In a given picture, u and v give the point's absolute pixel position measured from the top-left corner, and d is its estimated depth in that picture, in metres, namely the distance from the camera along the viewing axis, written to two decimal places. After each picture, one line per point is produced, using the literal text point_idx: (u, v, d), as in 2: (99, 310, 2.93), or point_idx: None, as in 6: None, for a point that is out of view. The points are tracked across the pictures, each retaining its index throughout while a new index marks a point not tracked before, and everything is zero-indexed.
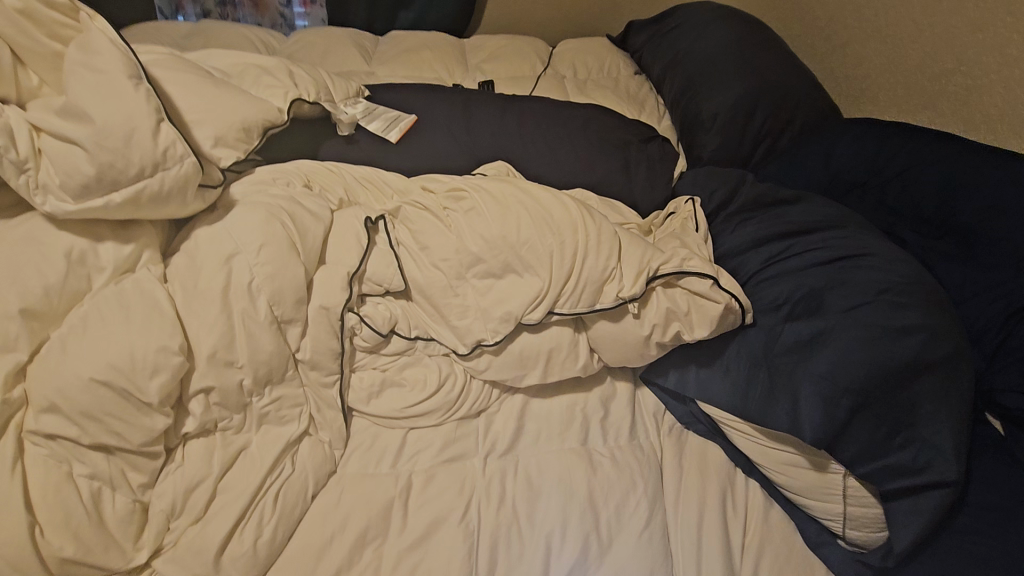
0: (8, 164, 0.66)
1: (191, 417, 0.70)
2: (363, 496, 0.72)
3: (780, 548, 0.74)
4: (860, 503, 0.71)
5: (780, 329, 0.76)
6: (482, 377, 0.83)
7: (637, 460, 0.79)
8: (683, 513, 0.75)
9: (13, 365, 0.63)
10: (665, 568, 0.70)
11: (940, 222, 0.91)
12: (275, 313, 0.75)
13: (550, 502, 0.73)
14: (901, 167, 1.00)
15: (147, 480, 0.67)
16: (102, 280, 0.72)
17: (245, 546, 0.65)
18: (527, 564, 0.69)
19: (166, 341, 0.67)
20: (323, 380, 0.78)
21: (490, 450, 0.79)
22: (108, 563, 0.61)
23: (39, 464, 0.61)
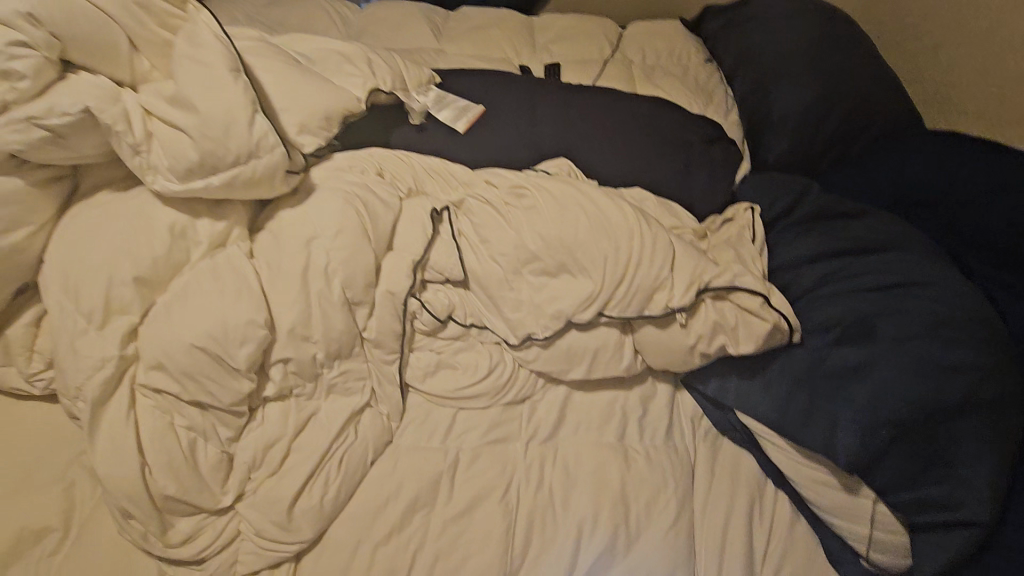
0: (126, 146, 0.74)
1: (271, 382, 0.79)
2: (415, 467, 0.79)
3: (801, 560, 0.78)
4: (887, 529, 0.73)
5: (827, 351, 0.79)
6: (530, 367, 0.88)
7: (670, 460, 0.83)
8: (710, 517, 0.79)
9: (127, 325, 0.73)
10: (687, 564, 0.75)
11: (1012, 255, 0.89)
12: (347, 295, 0.82)
13: (584, 492, 0.79)
14: (976, 191, 0.96)
15: (232, 434, 0.76)
16: (198, 253, 0.80)
17: (313, 500, 0.73)
18: (559, 544, 0.76)
19: (253, 315, 0.75)
20: (385, 358, 0.85)
21: (532, 435, 0.85)
22: (201, 502, 0.71)
23: (148, 413, 0.71)
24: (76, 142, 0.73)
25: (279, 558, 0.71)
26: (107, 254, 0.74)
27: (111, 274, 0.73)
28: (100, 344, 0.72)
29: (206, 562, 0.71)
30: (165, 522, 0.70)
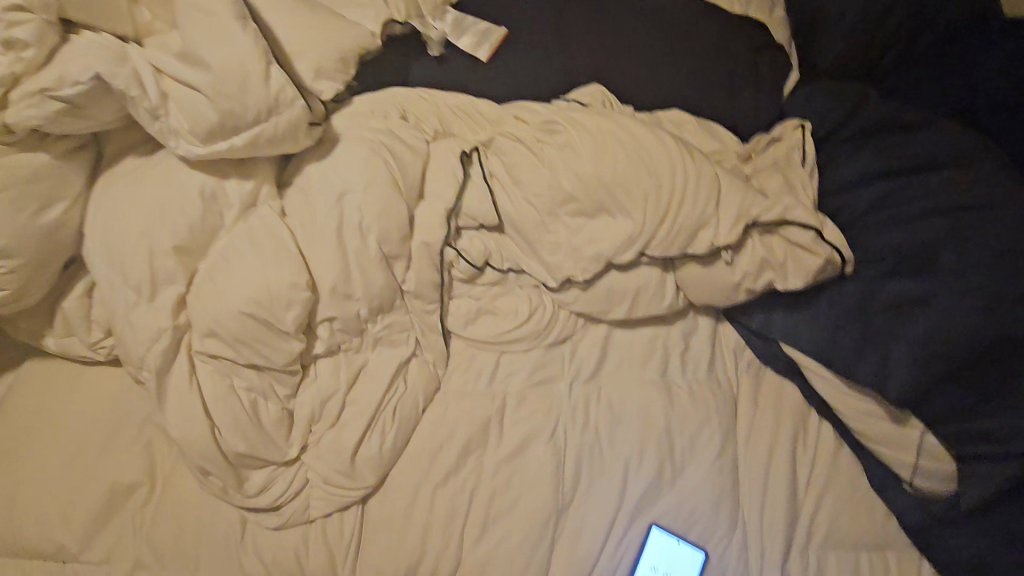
0: (144, 112, 0.71)
1: (319, 340, 0.81)
2: (464, 411, 0.82)
3: (843, 488, 0.79)
4: (934, 457, 0.74)
5: (881, 284, 0.77)
6: (570, 308, 0.87)
7: (714, 394, 0.84)
8: (754, 447, 0.81)
9: (176, 295, 0.75)
10: (732, 493, 0.78)
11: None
12: (383, 250, 0.81)
13: (630, 428, 0.81)
14: None
15: (289, 392, 0.79)
16: (231, 215, 0.78)
17: (373, 449, 0.77)
18: (608, 477, 0.78)
19: (295, 277, 0.76)
20: (426, 308, 0.85)
21: (576, 375, 0.86)
22: (270, 456, 0.75)
23: (209, 377, 0.74)
24: (93, 110, 0.71)
25: (348, 502, 0.76)
26: (145, 225, 0.74)
27: (152, 245, 0.74)
28: (154, 315, 0.74)
29: (282, 509, 0.76)
30: (240, 475, 0.75)
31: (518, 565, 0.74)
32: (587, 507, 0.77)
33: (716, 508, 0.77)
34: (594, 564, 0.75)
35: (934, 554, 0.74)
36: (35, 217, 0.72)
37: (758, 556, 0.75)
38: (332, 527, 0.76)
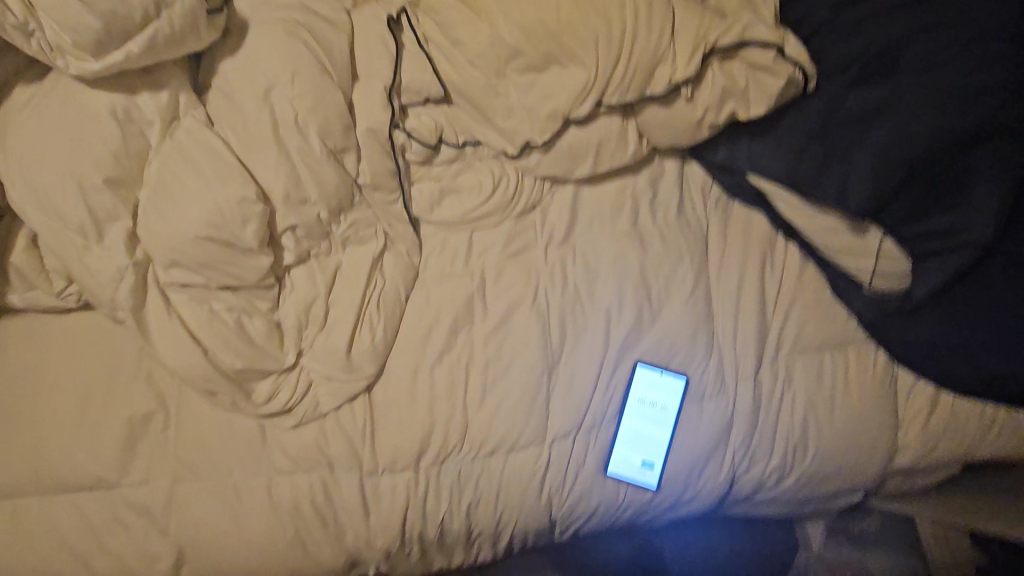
0: (13, 31, 0.62)
1: (287, 251, 0.79)
2: (447, 293, 0.84)
3: (809, 300, 0.84)
4: (892, 259, 0.78)
5: (844, 96, 0.74)
6: (534, 174, 0.86)
7: (684, 235, 0.86)
8: (726, 277, 0.84)
9: (125, 231, 0.71)
10: (707, 324, 0.83)
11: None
12: (328, 145, 0.77)
13: (608, 281, 0.84)
14: None
15: (271, 304, 0.79)
16: (155, 135, 0.72)
17: (366, 342, 0.80)
18: (592, 330, 0.83)
19: (243, 191, 0.72)
20: (387, 199, 0.83)
21: (550, 240, 0.86)
22: (269, 367, 0.78)
23: (187, 306, 0.74)
24: None
25: (353, 393, 0.80)
26: (65, 162, 0.68)
27: (81, 182, 0.69)
28: (109, 255, 0.71)
29: (294, 410, 0.80)
30: (245, 388, 0.78)
31: (521, 418, 0.80)
32: (575, 358, 0.82)
33: (693, 337, 0.82)
34: (589, 404, 0.81)
35: (891, 346, 0.81)
36: None
37: (734, 371, 0.82)
38: (345, 417, 0.80)
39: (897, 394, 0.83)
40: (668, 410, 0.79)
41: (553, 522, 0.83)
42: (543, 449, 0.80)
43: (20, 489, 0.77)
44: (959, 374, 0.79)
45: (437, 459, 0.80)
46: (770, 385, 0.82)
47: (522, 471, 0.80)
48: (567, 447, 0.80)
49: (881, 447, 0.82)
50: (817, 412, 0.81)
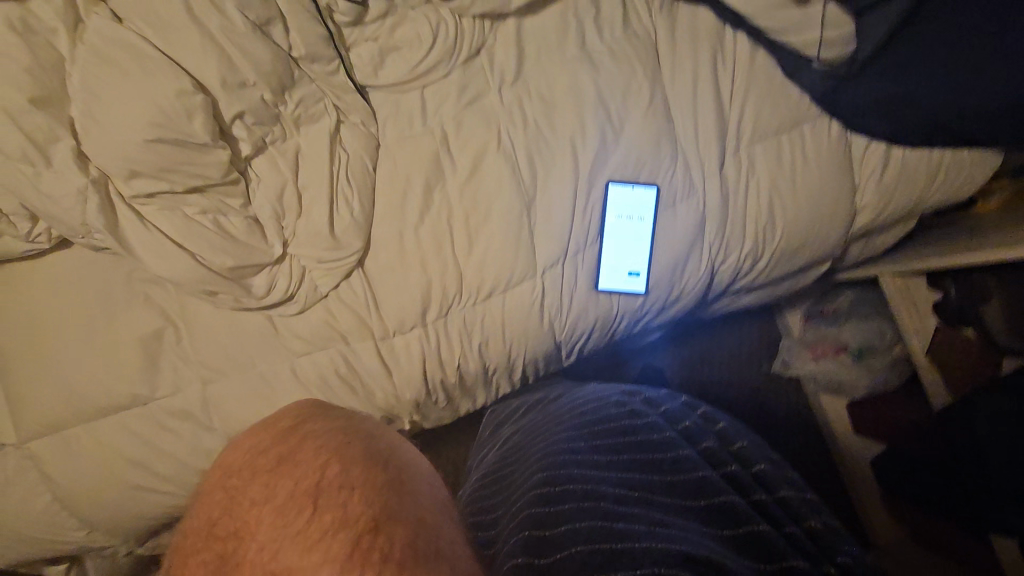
0: None
1: (242, 142, 0.77)
2: (412, 155, 0.84)
3: (762, 85, 0.86)
4: (836, 26, 0.78)
5: None
6: (470, 14, 0.82)
7: (633, 46, 0.85)
8: (680, 82, 0.85)
9: (71, 150, 0.69)
10: (669, 131, 0.85)
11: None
12: (251, 19, 0.73)
13: (567, 109, 0.84)
14: None
15: (243, 201, 0.79)
16: (63, 42, 0.67)
17: (346, 218, 0.82)
18: (560, 161, 0.84)
19: (178, 83, 0.69)
20: (328, 70, 0.80)
21: (502, 81, 0.85)
22: (262, 260, 0.80)
23: (159, 216, 0.75)
24: None
25: (347, 269, 0.83)
26: None
27: (6, 107, 0.66)
28: (64, 179, 0.69)
29: (296, 296, 0.83)
30: (244, 284, 0.80)
31: (511, 257, 0.84)
32: (549, 191, 0.84)
33: (657, 147, 0.84)
34: (570, 231, 0.85)
35: (843, 115, 0.85)
36: None
37: (700, 170, 0.86)
38: (346, 292, 0.84)
39: (851, 161, 0.89)
40: (645, 221, 0.84)
41: (559, 345, 0.91)
42: (536, 281, 0.85)
43: (65, 419, 0.82)
44: (912, 125, 0.83)
45: (441, 312, 0.85)
46: (735, 176, 0.87)
47: (521, 305, 0.86)
48: (558, 273, 0.86)
49: (839, 214, 0.89)
50: (779, 191, 0.87)
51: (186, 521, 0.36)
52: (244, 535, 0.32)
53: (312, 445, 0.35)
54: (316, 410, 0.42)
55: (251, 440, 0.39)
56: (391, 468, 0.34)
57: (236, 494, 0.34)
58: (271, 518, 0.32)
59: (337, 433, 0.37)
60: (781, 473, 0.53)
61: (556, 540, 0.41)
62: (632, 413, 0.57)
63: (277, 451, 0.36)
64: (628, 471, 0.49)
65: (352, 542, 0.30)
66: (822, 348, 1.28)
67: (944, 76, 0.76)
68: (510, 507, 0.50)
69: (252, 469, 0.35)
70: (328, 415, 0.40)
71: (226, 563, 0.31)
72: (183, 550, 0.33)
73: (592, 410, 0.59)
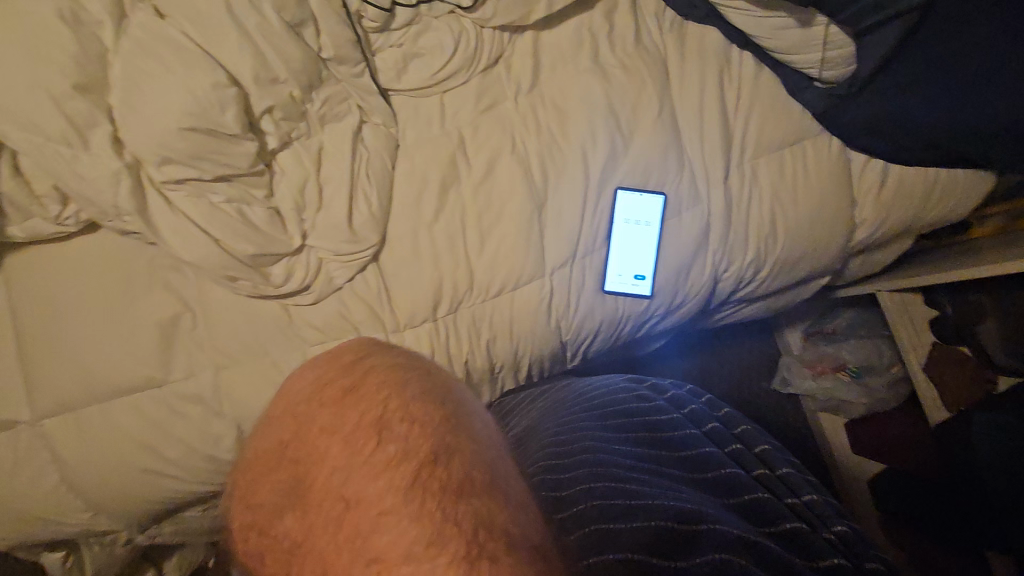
0: None
1: (270, 135, 0.81)
2: (430, 155, 0.88)
3: (766, 101, 0.90)
4: (838, 48, 0.83)
5: None
6: (491, 26, 0.87)
7: (644, 61, 0.89)
8: (688, 97, 0.89)
9: (108, 135, 0.73)
10: (676, 141, 0.89)
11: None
12: (286, 20, 0.77)
13: (580, 119, 0.88)
14: None
15: (266, 193, 0.82)
16: (109, 34, 0.71)
17: (364, 213, 0.85)
18: (571, 166, 0.88)
19: (214, 76, 0.73)
20: (354, 72, 0.84)
21: (518, 89, 0.89)
22: (281, 250, 0.82)
23: (187, 202, 0.78)
24: None
25: (362, 262, 0.85)
26: (27, 73, 0.68)
27: (50, 91, 0.69)
28: (99, 162, 0.73)
29: (311, 287, 0.86)
30: (264, 272, 0.83)
31: (521, 257, 0.87)
32: (560, 195, 0.88)
33: (665, 157, 0.88)
34: (579, 234, 0.88)
35: (843, 132, 0.90)
36: None
37: (705, 180, 0.89)
38: (360, 285, 0.87)
39: (850, 176, 0.93)
40: (651, 225, 0.87)
41: (564, 345, 0.94)
42: (544, 281, 0.88)
43: (78, 399, 0.84)
44: (911, 140, 0.87)
45: (451, 308, 0.87)
46: (740, 187, 0.90)
47: (529, 303, 0.88)
48: (566, 274, 0.89)
49: (839, 226, 0.93)
50: (782, 203, 0.91)
51: (257, 441, 0.38)
52: (316, 459, 0.34)
53: (375, 378, 0.37)
54: (375, 344, 0.43)
55: (315, 370, 0.40)
56: (449, 405, 0.36)
57: (306, 423, 0.36)
58: (341, 447, 0.34)
59: (396, 367, 0.38)
60: (767, 451, 0.68)
61: (577, 443, 0.62)
62: (639, 404, 0.74)
63: (343, 383, 0.37)
64: (632, 441, 0.65)
65: (415, 472, 0.33)
66: (821, 367, 1.28)
67: (940, 95, 0.80)
68: (531, 451, 0.65)
69: (319, 398, 0.37)
70: (386, 351, 0.41)
71: (303, 484, 0.34)
72: (256, 468, 0.36)
73: (607, 398, 0.76)
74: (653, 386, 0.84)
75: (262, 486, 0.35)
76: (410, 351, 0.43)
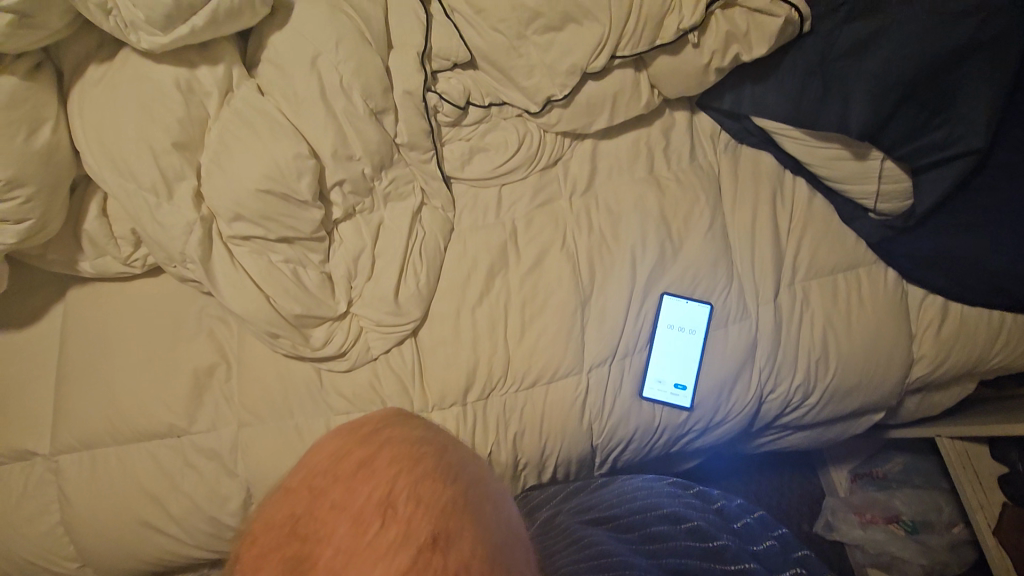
0: (94, 7, 0.69)
1: (336, 206, 0.86)
2: (481, 241, 0.90)
3: (819, 226, 0.91)
4: (893, 181, 0.85)
5: (836, 33, 0.79)
6: (554, 130, 0.92)
7: (698, 178, 0.92)
8: (740, 214, 0.91)
9: (192, 189, 0.78)
10: (727, 254, 0.89)
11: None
12: (370, 106, 0.84)
13: (631, 223, 0.90)
14: None
15: (322, 257, 0.86)
16: (214, 104, 0.79)
17: (412, 288, 0.86)
18: (618, 268, 0.88)
19: (297, 148, 0.79)
20: (423, 158, 0.90)
21: (573, 190, 0.93)
22: (324, 313, 0.84)
23: (248, 257, 0.81)
24: (43, 16, 0.68)
25: (401, 335, 0.86)
26: (137, 128, 0.75)
27: (151, 145, 0.75)
28: (178, 212, 0.77)
29: (346, 354, 0.86)
30: (304, 333, 0.84)
31: (559, 350, 0.85)
32: (605, 294, 0.88)
33: (714, 268, 0.88)
34: (621, 334, 0.87)
35: (900, 264, 0.89)
36: (27, 142, 0.72)
37: (755, 296, 0.88)
38: (395, 359, 0.86)
39: (909, 309, 0.91)
40: (696, 333, 0.85)
41: (595, 449, 0.90)
42: (581, 378, 0.86)
43: (99, 439, 0.83)
44: (971, 284, 0.86)
45: (482, 394, 0.85)
46: (790, 305, 0.88)
47: (563, 400, 0.86)
48: (604, 373, 0.87)
49: (896, 360, 0.89)
50: (835, 328, 0.88)
51: (263, 514, 0.40)
52: (322, 536, 0.37)
53: (387, 457, 0.41)
54: (392, 419, 0.48)
55: (335, 441, 0.44)
56: (458, 487, 0.40)
57: (314, 495, 0.39)
58: (347, 527, 0.37)
59: (412, 446, 0.43)
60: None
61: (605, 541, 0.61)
62: (684, 510, 0.71)
63: (358, 457, 0.41)
64: (676, 554, 0.62)
65: (414, 560, 0.35)
66: (871, 514, 1.16)
67: (1001, 240, 0.83)
68: (564, 552, 0.61)
69: (336, 470, 0.40)
70: (405, 424, 0.47)
71: (304, 565, 0.36)
72: (261, 543, 0.37)
73: (647, 500, 0.74)
74: (699, 492, 0.80)
75: (265, 562, 0.36)
76: (429, 426, 0.48)
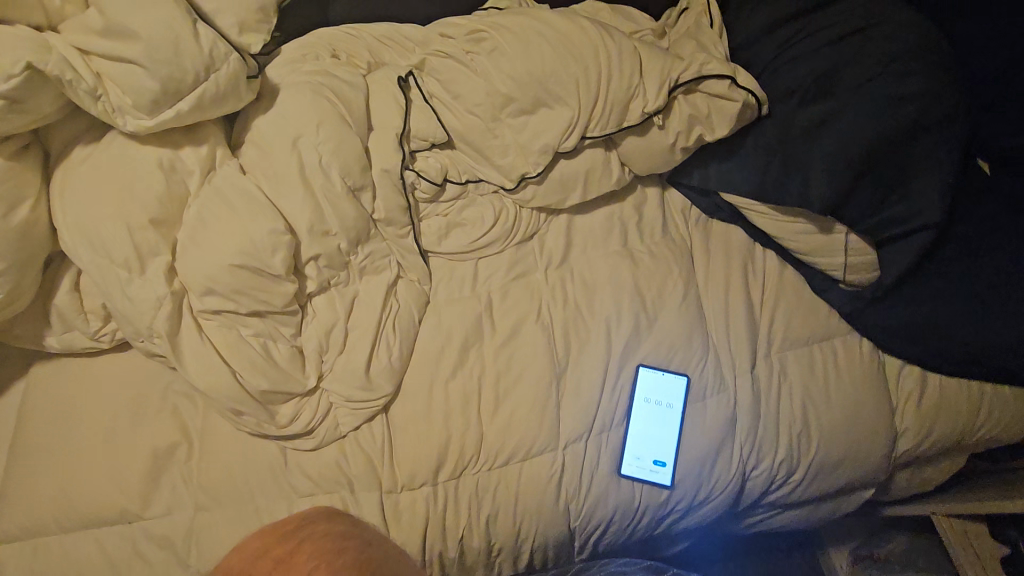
0: (83, 94, 0.71)
1: (310, 280, 0.86)
2: (456, 314, 0.89)
3: (792, 298, 0.91)
4: (859, 253, 0.87)
5: (794, 115, 0.85)
6: (530, 206, 0.94)
7: (671, 251, 0.93)
8: (713, 287, 0.91)
9: (165, 264, 0.79)
10: (702, 326, 0.89)
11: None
12: (348, 184, 0.86)
13: (605, 296, 0.90)
14: None
15: (294, 331, 0.85)
16: (195, 182, 0.81)
17: (383, 362, 0.85)
18: (594, 341, 0.88)
19: (274, 223, 0.80)
20: (399, 234, 0.91)
21: (549, 263, 0.94)
22: (292, 389, 0.82)
23: (218, 332, 0.80)
24: (34, 102, 0.71)
25: (372, 411, 0.83)
26: (116, 206, 0.76)
27: (128, 222, 0.76)
28: (149, 286, 0.77)
29: (315, 431, 0.83)
30: (270, 409, 0.82)
31: (534, 426, 0.83)
32: (580, 367, 0.87)
33: (689, 340, 0.88)
34: (598, 408, 0.85)
35: (875, 335, 0.88)
36: (5, 219, 0.73)
37: (731, 368, 0.87)
38: (364, 436, 0.83)
39: (888, 381, 0.90)
40: (674, 407, 0.84)
41: (573, 533, 0.86)
42: (557, 455, 0.83)
43: (45, 525, 0.78)
44: (949, 354, 0.86)
45: (454, 473, 0.82)
46: (768, 378, 0.87)
47: (538, 478, 0.83)
48: (580, 450, 0.84)
49: (880, 433, 0.87)
50: (814, 400, 0.87)
51: None
52: None
53: (301, 554, 0.53)
54: (322, 520, 0.59)
55: (265, 539, 0.56)
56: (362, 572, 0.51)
57: None
58: None
59: (329, 542, 0.54)
60: None
61: None
62: None
63: (275, 556, 0.54)
64: None
65: None
66: None
67: (972, 313, 0.84)
68: None
69: (254, 566, 0.53)
70: (325, 524, 0.58)
71: None
72: None
73: None
74: None
75: None
76: (352, 522, 0.59)
